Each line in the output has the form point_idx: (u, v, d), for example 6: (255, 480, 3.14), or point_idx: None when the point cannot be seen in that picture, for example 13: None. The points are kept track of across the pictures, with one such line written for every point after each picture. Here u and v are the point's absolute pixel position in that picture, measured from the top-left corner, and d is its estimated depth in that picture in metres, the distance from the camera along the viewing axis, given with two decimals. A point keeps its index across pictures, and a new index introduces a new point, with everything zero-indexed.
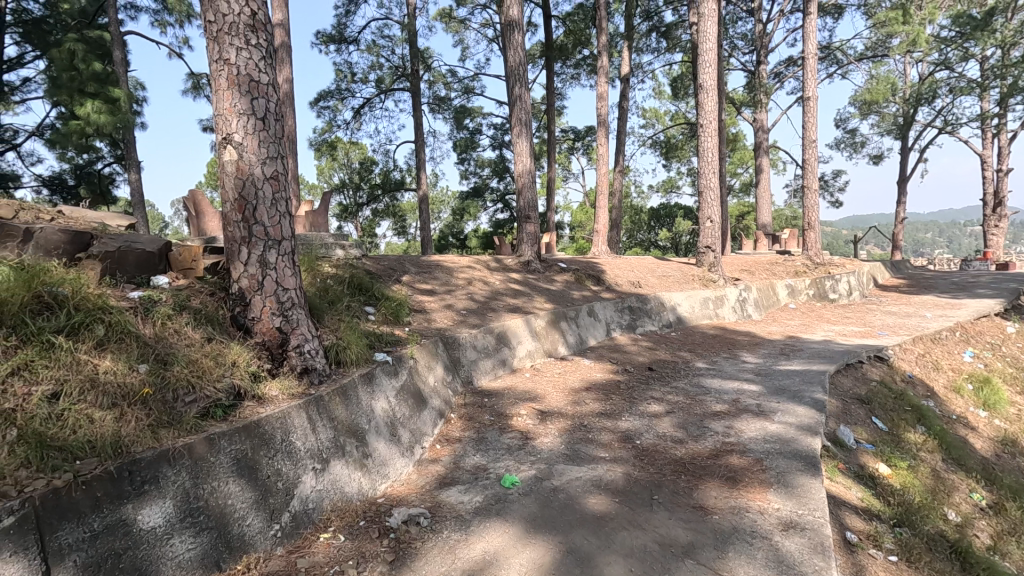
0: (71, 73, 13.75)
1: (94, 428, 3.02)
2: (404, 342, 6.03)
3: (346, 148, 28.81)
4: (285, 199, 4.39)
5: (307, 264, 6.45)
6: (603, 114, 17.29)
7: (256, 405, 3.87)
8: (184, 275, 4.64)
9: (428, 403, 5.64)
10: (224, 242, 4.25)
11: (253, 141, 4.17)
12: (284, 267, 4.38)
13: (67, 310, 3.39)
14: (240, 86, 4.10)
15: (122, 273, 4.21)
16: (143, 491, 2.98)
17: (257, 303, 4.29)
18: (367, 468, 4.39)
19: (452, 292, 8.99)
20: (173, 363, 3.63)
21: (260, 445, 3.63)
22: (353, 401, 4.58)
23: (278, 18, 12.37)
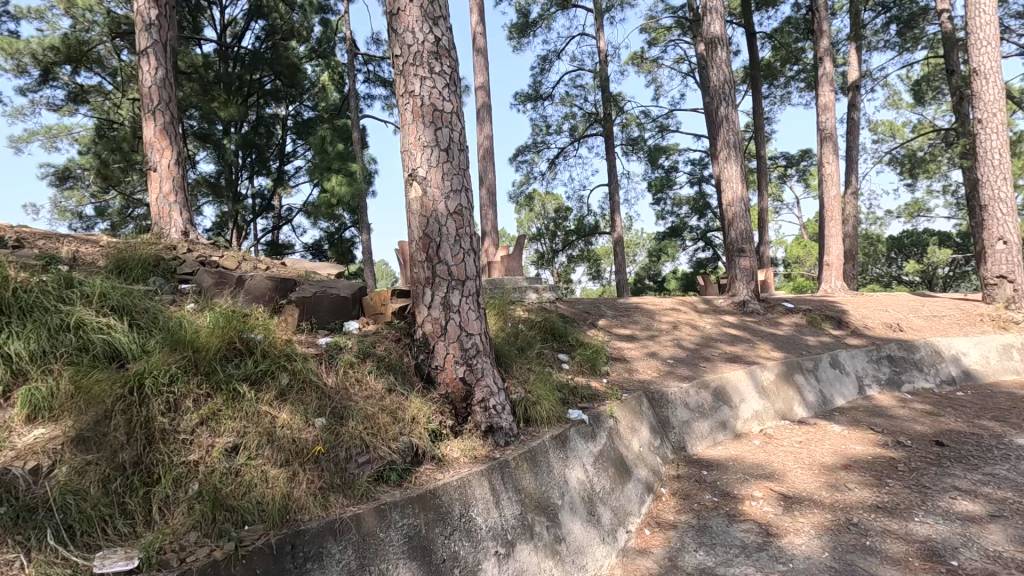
0: (322, 155, 16.31)
1: (267, 488, 2.73)
2: (602, 397, 5.15)
3: (542, 199, 29.81)
4: (470, 235, 3.94)
5: (499, 308, 6.07)
6: (828, 129, 14.71)
7: (434, 470, 3.36)
8: (374, 321, 4.51)
9: (634, 473, 4.63)
10: (409, 285, 3.93)
11: (437, 174, 3.85)
12: (468, 310, 3.88)
13: (255, 357, 3.30)
14: (424, 118, 3.85)
15: (318, 318, 4.20)
16: (306, 570, 2.55)
17: (441, 350, 3.85)
18: (560, 556, 3.54)
19: (656, 337, 7.90)
20: (349, 417, 3.30)
21: (436, 520, 3.07)
22: (543, 469, 3.82)
23: (479, 81, 13.11)
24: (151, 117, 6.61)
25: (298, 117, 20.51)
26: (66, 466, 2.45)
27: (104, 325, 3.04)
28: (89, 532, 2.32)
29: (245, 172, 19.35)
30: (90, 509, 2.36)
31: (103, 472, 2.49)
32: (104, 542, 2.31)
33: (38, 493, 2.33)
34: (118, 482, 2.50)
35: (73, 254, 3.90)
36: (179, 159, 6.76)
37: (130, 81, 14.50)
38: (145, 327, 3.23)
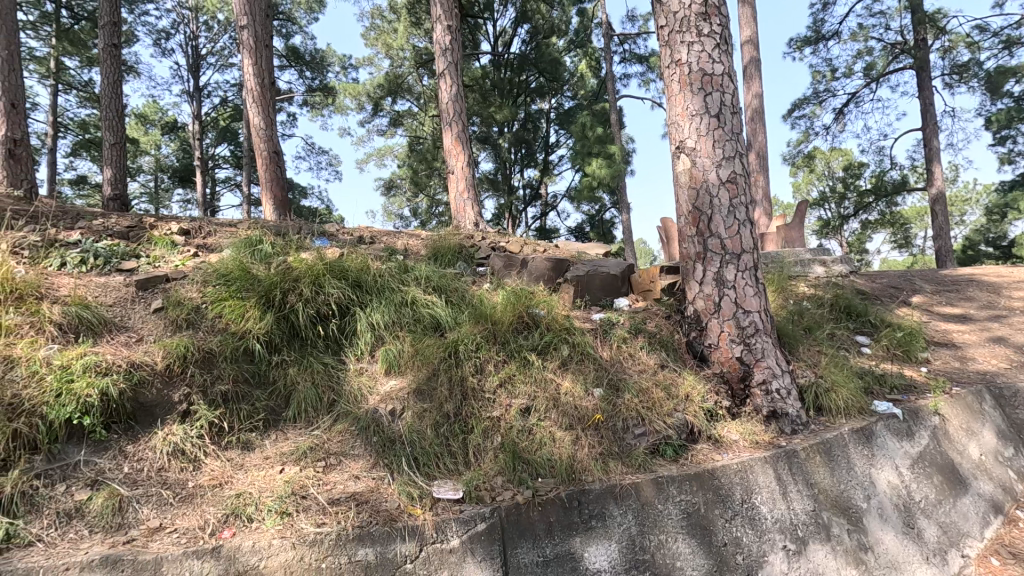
0: (583, 141, 16.05)
1: (555, 447, 3.05)
2: (922, 389, 4.22)
3: (826, 157, 25.57)
4: (745, 205, 3.64)
5: (778, 283, 5.47)
6: None
7: (711, 450, 3.27)
8: (644, 298, 4.55)
9: (971, 487, 3.70)
10: (679, 261, 3.84)
11: (708, 143, 3.64)
12: (745, 286, 3.59)
13: (540, 330, 3.67)
14: (692, 85, 3.68)
15: (590, 295, 4.44)
16: (591, 527, 2.80)
17: (714, 328, 3.66)
18: (867, 566, 3.07)
19: (1004, 318, 6.08)
20: (624, 390, 3.43)
21: (715, 501, 3.00)
22: (843, 465, 3.35)
23: (746, 34, 11.85)
24: (449, 128, 7.85)
25: (560, 109, 20.65)
26: (410, 410, 3.13)
27: (429, 301, 3.76)
28: (428, 464, 2.92)
29: (517, 167, 20.67)
30: (428, 446, 2.98)
31: (434, 418, 3.11)
32: (439, 474, 2.89)
33: (395, 429, 3.04)
34: (445, 427, 3.09)
35: (405, 246, 4.90)
36: (470, 160, 7.85)
37: (430, 102, 17.36)
38: (456, 303, 3.88)
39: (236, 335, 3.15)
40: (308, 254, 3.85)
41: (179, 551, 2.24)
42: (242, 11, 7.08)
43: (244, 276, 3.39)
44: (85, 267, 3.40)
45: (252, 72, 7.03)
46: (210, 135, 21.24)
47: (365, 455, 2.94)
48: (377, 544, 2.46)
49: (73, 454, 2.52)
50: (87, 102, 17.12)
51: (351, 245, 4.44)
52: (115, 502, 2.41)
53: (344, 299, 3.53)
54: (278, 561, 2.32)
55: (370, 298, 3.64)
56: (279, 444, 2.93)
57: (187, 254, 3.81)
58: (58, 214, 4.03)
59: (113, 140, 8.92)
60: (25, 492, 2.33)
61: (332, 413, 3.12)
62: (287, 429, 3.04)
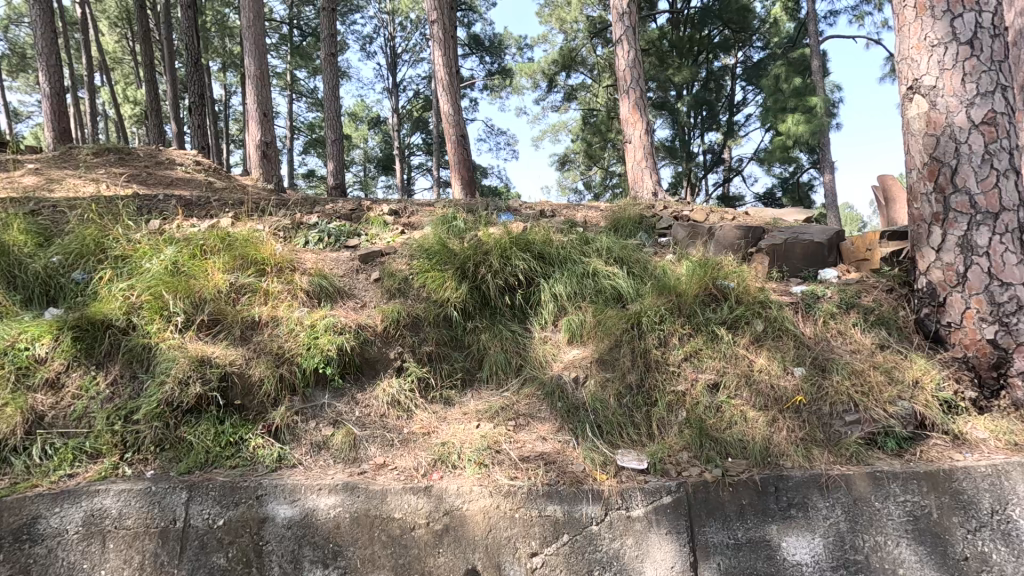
0: (776, 96, 14.24)
1: (748, 428, 2.86)
2: None
3: None
4: (1008, 150, 2.93)
5: None
6: None
7: (949, 448, 2.78)
8: (857, 269, 3.94)
9: None
10: (909, 224, 3.24)
11: (954, 78, 2.99)
12: (1004, 252, 2.90)
13: (730, 302, 3.41)
14: (934, 8, 3.03)
15: (788, 266, 3.99)
16: (790, 516, 2.58)
17: (956, 303, 3.03)
18: None
19: None
20: (833, 370, 3.05)
21: (953, 507, 2.55)
22: None
23: None
24: (626, 96, 7.61)
25: (748, 62, 18.51)
26: (594, 379, 3.18)
27: (611, 272, 3.73)
28: (611, 432, 2.95)
29: (697, 131, 19.17)
30: (611, 415, 3.01)
31: (617, 389, 3.12)
32: (623, 443, 2.91)
33: (579, 396, 3.13)
34: (628, 398, 3.09)
35: (584, 218, 4.92)
36: (648, 128, 7.52)
37: (604, 72, 17.00)
38: (638, 274, 3.80)
39: (437, 303, 3.50)
40: (495, 228, 4.10)
41: (400, 487, 2.61)
42: (433, 7, 7.66)
43: (442, 250, 3.73)
44: (322, 244, 4.07)
45: (442, 63, 7.59)
46: (406, 126, 23.59)
47: (551, 419, 3.08)
48: (565, 503, 2.59)
49: (319, 397, 3.07)
50: (313, 107, 20.24)
51: (534, 219, 4.59)
52: (350, 439, 2.89)
53: (528, 270, 3.69)
54: (478, 506, 2.57)
55: (553, 269, 3.74)
56: (474, 402, 3.21)
57: (395, 232, 4.32)
58: (302, 201, 4.86)
59: (334, 137, 10.41)
60: (289, 424, 2.91)
61: (520, 377, 3.32)
62: (481, 389, 3.32)
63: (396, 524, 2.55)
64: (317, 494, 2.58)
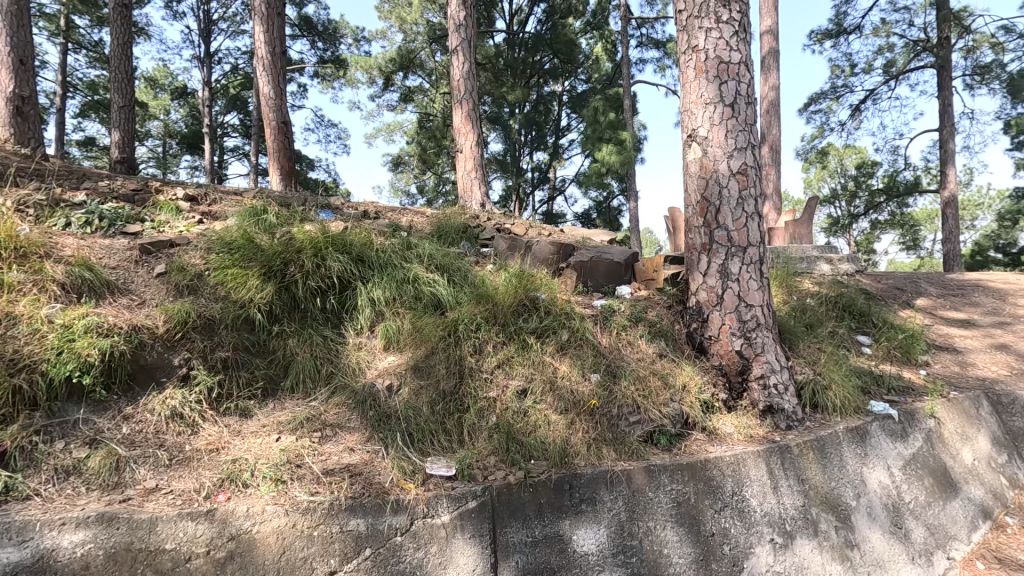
0: (594, 126, 15.72)
1: (549, 430, 3.07)
2: (920, 392, 4.11)
3: (839, 154, 23.22)
4: (754, 198, 3.60)
5: (781, 279, 5.39)
6: None
7: (705, 442, 3.28)
8: (646, 287, 4.52)
9: (961, 491, 3.64)
10: (684, 251, 3.81)
11: (720, 132, 3.59)
12: (749, 279, 3.56)
13: (540, 313, 3.65)
14: (708, 73, 3.61)
15: (592, 281, 4.43)
16: (581, 510, 2.83)
17: (716, 320, 3.63)
18: (852, 563, 3.08)
19: (1007, 325, 5.86)
20: (621, 376, 3.44)
21: (705, 492, 3.02)
22: (835, 464, 3.31)
23: (767, 25, 10.43)
24: (459, 106, 7.74)
25: (573, 92, 20.18)
26: (407, 387, 3.15)
27: (431, 279, 3.74)
28: (423, 441, 2.94)
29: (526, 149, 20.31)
30: (423, 423, 2.99)
31: (431, 396, 3.13)
32: (433, 451, 2.91)
33: (391, 404, 3.06)
34: (440, 405, 3.11)
35: (410, 223, 4.88)
36: (479, 140, 7.75)
37: (441, 78, 17.16)
38: (458, 283, 3.86)
39: (236, 303, 3.16)
40: (311, 226, 3.85)
41: (173, 513, 2.26)
42: None
43: (247, 245, 3.40)
44: (89, 228, 3.41)
45: (263, 41, 6.94)
46: (219, 102, 21.06)
47: (361, 428, 2.96)
48: (369, 515, 2.50)
49: (72, 412, 2.55)
50: (96, 63, 16.98)
51: (355, 220, 4.41)
52: (113, 461, 2.44)
53: (345, 273, 3.53)
54: (270, 527, 2.35)
55: (371, 273, 3.63)
56: (276, 413, 2.95)
57: (191, 221, 3.81)
58: (65, 172, 4.04)
59: (122, 103, 8.84)
60: (25, 447, 2.36)
61: (329, 386, 3.14)
62: (285, 399, 3.06)
63: (166, 557, 2.21)
64: (60, 530, 2.13)
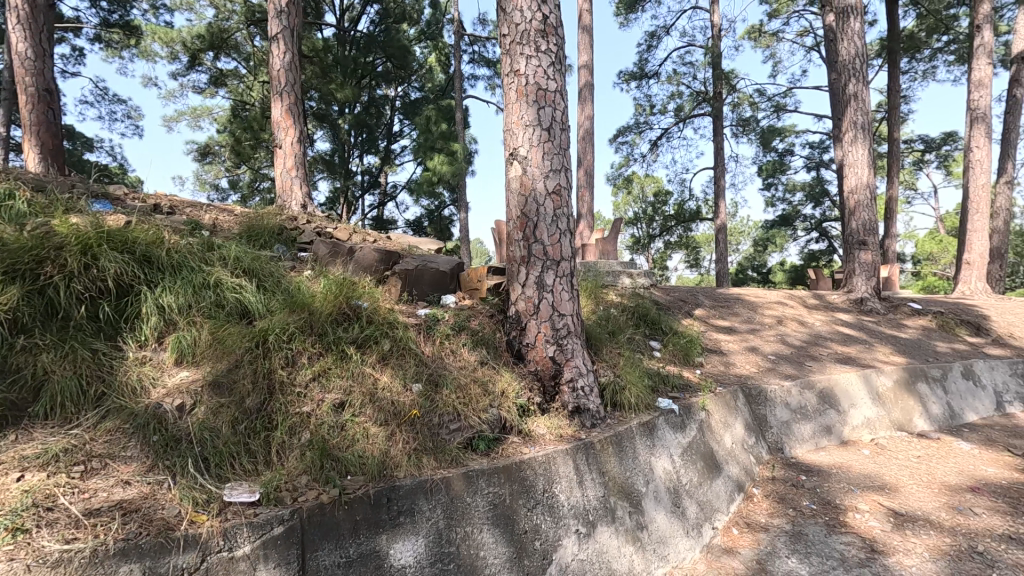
0: (426, 135, 15.76)
1: (368, 443, 2.96)
2: (695, 388, 4.85)
3: (641, 182, 26.52)
4: (567, 216, 3.92)
5: (590, 290, 5.97)
6: (983, 107, 11.56)
7: (520, 444, 3.45)
8: (470, 296, 4.67)
9: (723, 470, 4.36)
10: (505, 263, 4.00)
11: (538, 153, 3.85)
12: (561, 290, 3.87)
13: (361, 322, 3.54)
14: (528, 97, 3.85)
15: (417, 290, 4.45)
16: (399, 523, 2.76)
17: (533, 328, 3.88)
18: (641, 542, 3.49)
19: (758, 331, 7.23)
20: (443, 385, 3.49)
21: (520, 492, 3.17)
22: (629, 455, 3.74)
23: (584, 60, 11.53)
24: (279, 98, 7.16)
25: (406, 99, 20.04)
26: (203, 406, 2.79)
27: (237, 285, 3.41)
28: (221, 465, 2.62)
29: (356, 151, 19.59)
30: (222, 445, 2.67)
31: (233, 414, 2.81)
32: (233, 476, 2.60)
33: (182, 426, 2.68)
34: (244, 424, 2.81)
35: (213, 221, 4.38)
36: (301, 137, 7.26)
37: (261, 65, 15.73)
38: (269, 289, 3.56)
39: None
40: (80, 218, 3.23)
41: None
42: None
43: None
44: None
45: None
46: None
47: (140, 457, 2.53)
48: (147, 558, 2.12)
49: None
50: None
51: (143, 215, 3.83)
52: None
53: (125, 276, 3.04)
54: None
55: (162, 277, 3.18)
56: (19, 445, 2.38)
57: None
58: None
59: None
60: None
61: (99, 410, 2.64)
62: (33, 428, 2.49)
63: None
64: None
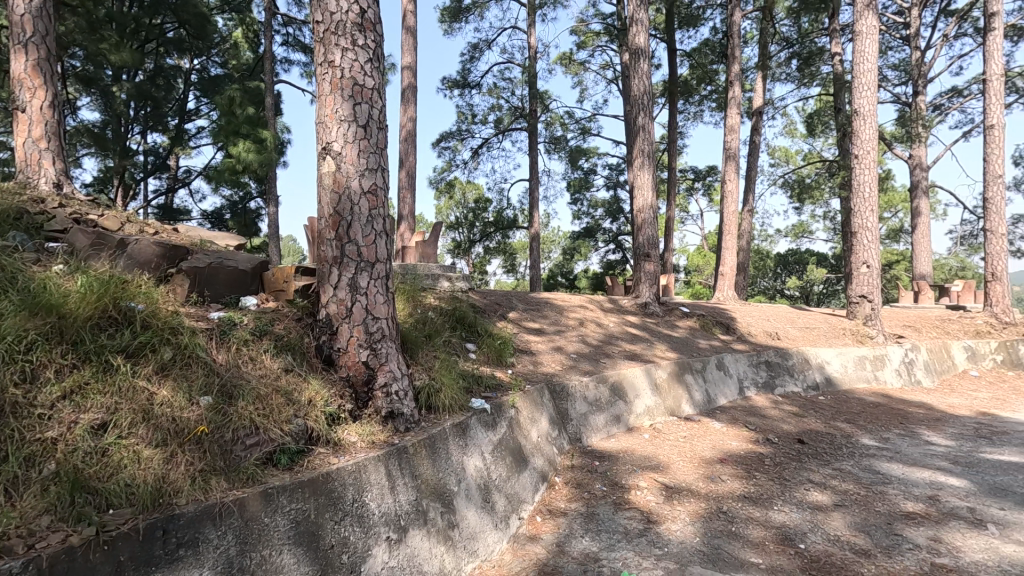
0: (229, 117, 14.10)
1: (138, 469, 2.52)
2: (506, 387, 5.12)
3: (462, 188, 27.16)
4: (383, 217, 3.84)
5: (407, 293, 5.92)
6: (733, 148, 14.24)
7: (328, 454, 3.25)
8: (275, 298, 4.35)
9: (530, 462, 4.67)
10: (316, 264, 3.77)
11: (353, 150, 3.71)
12: (376, 293, 3.78)
13: (134, 327, 3.07)
14: (343, 90, 3.69)
15: (210, 291, 4.01)
16: (178, 557, 2.37)
17: (345, 332, 3.72)
18: (452, 541, 3.54)
19: (563, 332, 7.90)
20: (238, 397, 3.15)
21: (327, 505, 2.97)
22: (441, 456, 3.78)
23: (407, 61, 11.44)
24: (20, 51, 5.73)
25: (204, 74, 17.73)
26: None
27: None
28: None
29: (136, 127, 16.72)
30: None
31: None
32: None
33: None
34: None
35: None
36: (55, 103, 5.94)
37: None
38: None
39: None
40: None
41: None
42: None
43: None
44: None
45: None
46: None
47: None
48: None
49: None
50: None
51: None
52: None
53: None
54: None
55: None
56: None
57: None
58: None
59: None
60: None
61: None
62: None
63: None
64: None
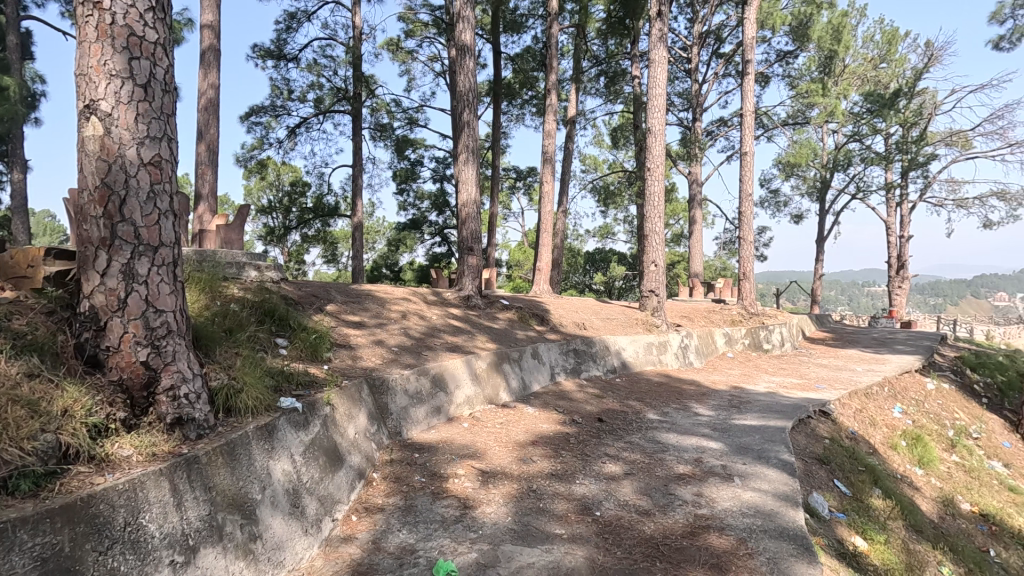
0: None
1: None
2: (320, 384, 4.83)
3: (276, 169, 24.84)
4: (169, 194, 3.32)
5: (203, 283, 5.22)
6: (550, 151, 15.28)
7: (92, 474, 2.71)
8: (14, 286, 3.63)
9: (345, 461, 4.46)
10: (76, 245, 3.13)
11: (128, 113, 3.14)
12: (159, 282, 3.26)
13: None
14: (114, 40, 3.09)
15: None
16: None
17: (116, 327, 3.15)
18: (253, 555, 3.21)
19: (384, 325, 7.70)
20: None
21: (86, 535, 2.48)
22: (242, 464, 3.41)
23: (208, 20, 10.06)
24: None
25: None
26: None
27: None
28: None
29: None
30: None
31: None
32: None
33: None
34: None
35: None
36: None
37: None
38: None
39: None
40: None
41: None
42: None
43: None
44: None
45: None
46: None
47: None
48: None
49: None
50: None
51: None
52: None
53: None
54: None
55: None
56: None
57: None
58: None
59: None
60: None
61: None
62: None
63: None
64: None
